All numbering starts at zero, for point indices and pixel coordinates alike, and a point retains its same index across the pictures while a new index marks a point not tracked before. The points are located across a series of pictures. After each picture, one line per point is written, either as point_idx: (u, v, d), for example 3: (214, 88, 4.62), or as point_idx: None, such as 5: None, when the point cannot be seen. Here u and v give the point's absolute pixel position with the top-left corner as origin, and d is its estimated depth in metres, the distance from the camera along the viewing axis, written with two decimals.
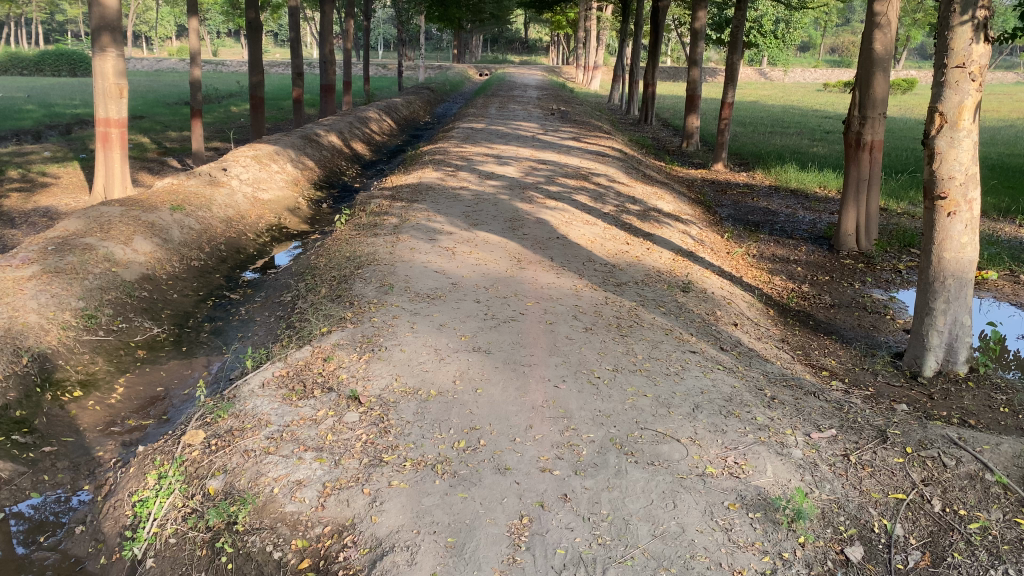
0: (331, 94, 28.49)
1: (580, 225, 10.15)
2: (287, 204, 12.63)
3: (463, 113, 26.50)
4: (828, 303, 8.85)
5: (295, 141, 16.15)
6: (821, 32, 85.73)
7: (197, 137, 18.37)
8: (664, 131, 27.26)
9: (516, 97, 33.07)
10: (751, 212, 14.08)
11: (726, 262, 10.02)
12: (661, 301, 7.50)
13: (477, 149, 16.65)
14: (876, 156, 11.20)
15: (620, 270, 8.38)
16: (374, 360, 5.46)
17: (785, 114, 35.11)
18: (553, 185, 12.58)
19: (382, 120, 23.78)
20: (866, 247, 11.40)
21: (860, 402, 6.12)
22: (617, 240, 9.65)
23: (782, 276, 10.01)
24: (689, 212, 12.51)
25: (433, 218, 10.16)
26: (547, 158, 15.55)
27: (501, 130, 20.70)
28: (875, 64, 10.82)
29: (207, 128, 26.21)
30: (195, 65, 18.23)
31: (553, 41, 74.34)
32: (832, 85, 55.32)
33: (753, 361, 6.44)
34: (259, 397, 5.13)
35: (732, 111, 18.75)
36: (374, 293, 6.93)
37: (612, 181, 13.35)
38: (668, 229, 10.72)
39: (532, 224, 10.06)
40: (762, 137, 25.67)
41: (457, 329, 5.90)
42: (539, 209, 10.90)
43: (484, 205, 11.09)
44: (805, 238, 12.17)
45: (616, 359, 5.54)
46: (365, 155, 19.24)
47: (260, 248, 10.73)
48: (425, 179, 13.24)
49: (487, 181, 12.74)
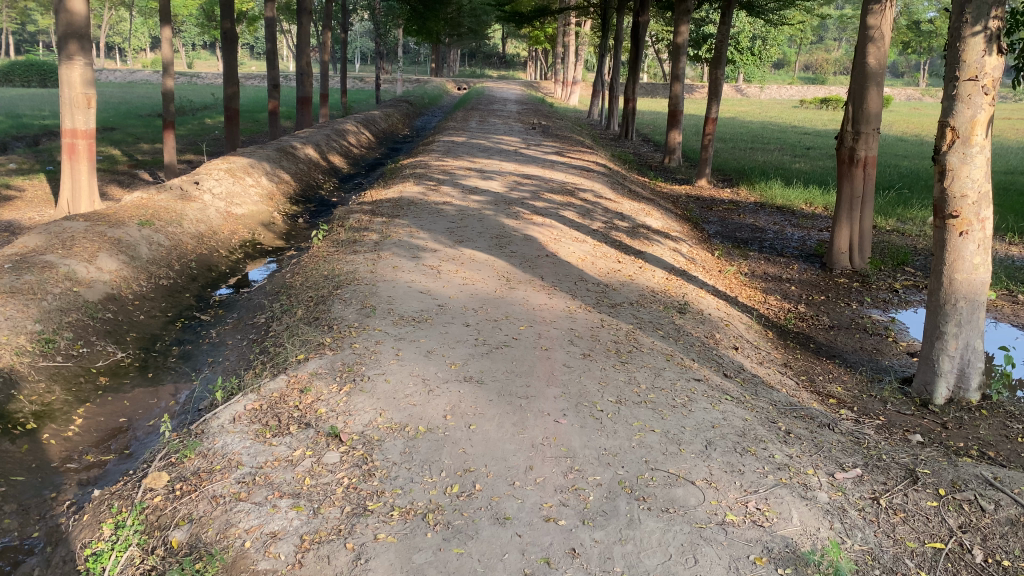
0: (308, 106, 28.01)
1: (569, 243, 9.77)
2: (262, 219, 12.16)
3: (442, 127, 26.11)
4: (827, 325, 8.53)
5: (271, 154, 15.67)
6: (796, 50, 86.56)
7: (169, 149, 17.82)
8: (645, 147, 27.05)
9: (496, 111, 32.81)
10: (739, 229, 13.79)
11: (721, 281, 9.68)
12: (657, 323, 7.14)
13: (459, 163, 16.26)
14: (869, 172, 10.94)
15: (613, 289, 8.01)
16: (356, 393, 5.03)
17: (764, 130, 35.14)
18: (538, 201, 12.21)
19: (360, 133, 23.33)
20: (860, 265, 11.12)
21: (874, 433, 5.76)
22: (608, 258, 9.29)
23: (777, 295, 9.68)
24: (678, 228, 12.19)
25: (416, 235, 9.73)
26: (531, 172, 15.19)
27: (482, 144, 20.34)
28: (868, 79, 10.58)
29: (180, 141, 25.62)
30: (167, 75, 17.72)
31: (531, 56, 74.37)
32: (808, 101, 55.64)
33: (759, 389, 6.07)
34: (229, 435, 4.68)
35: (716, 126, 18.53)
36: (355, 315, 6.50)
37: (598, 196, 13.01)
38: (659, 246, 10.39)
39: (519, 241, 9.67)
40: (744, 153, 25.52)
41: (445, 356, 5.48)
42: (525, 225, 10.51)
43: (468, 221, 10.69)
44: (795, 256, 11.88)
45: (619, 390, 5.14)
46: (342, 168, 18.78)
47: (232, 265, 10.23)
48: (406, 193, 12.82)
49: (471, 196, 12.35)
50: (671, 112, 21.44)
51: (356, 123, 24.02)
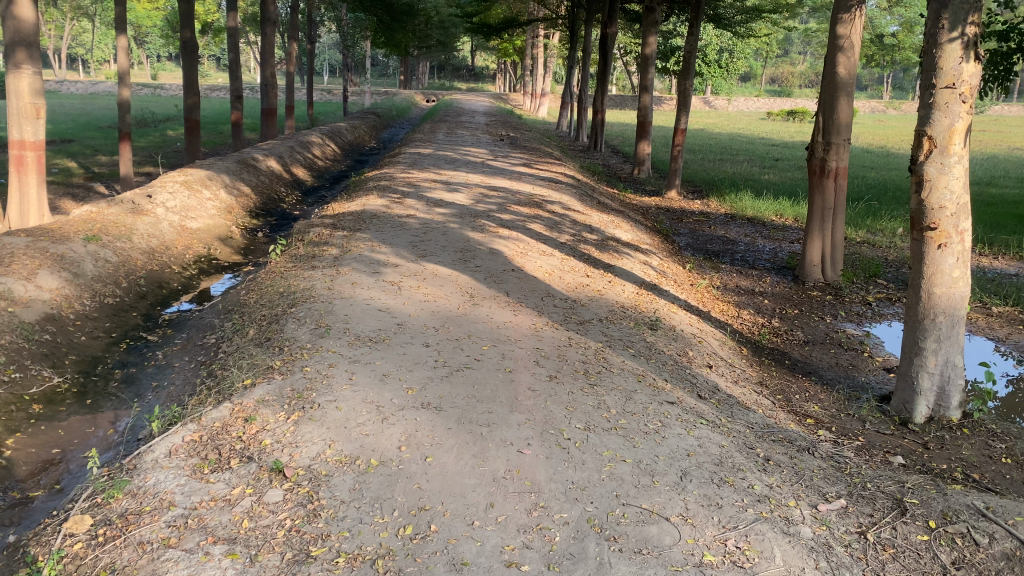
0: (273, 117, 27.51)
1: (536, 256, 9.46)
2: (219, 233, 11.70)
3: (410, 139, 25.78)
4: (801, 340, 8.29)
5: (230, 166, 15.20)
6: (762, 63, 87.41)
7: (126, 161, 17.28)
8: (615, 158, 26.91)
9: (464, 122, 32.52)
10: (710, 241, 13.59)
11: (693, 294, 9.42)
12: (628, 340, 6.84)
13: (425, 175, 15.91)
14: (840, 183, 10.77)
15: (582, 305, 7.70)
16: (304, 422, 4.65)
17: (732, 141, 35.27)
18: (505, 213, 11.90)
19: (325, 145, 22.90)
20: (833, 278, 10.94)
21: (854, 456, 5.49)
22: (576, 272, 8.99)
23: (749, 309, 9.44)
24: (648, 241, 11.95)
25: (377, 249, 9.36)
26: (498, 184, 14.90)
27: (449, 155, 20.02)
28: (838, 89, 10.42)
29: (140, 153, 24.99)
30: (123, 85, 17.19)
31: (501, 68, 74.29)
32: (775, 113, 56.04)
33: (734, 411, 5.78)
34: (163, 470, 4.27)
35: (685, 138, 18.39)
36: (309, 336, 6.12)
37: (566, 208, 12.73)
38: (628, 259, 10.12)
39: (485, 255, 9.34)
40: (713, 164, 25.45)
41: (402, 380, 5.12)
42: (491, 238, 10.20)
43: (432, 234, 10.34)
44: (767, 268, 11.68)
45: (588, 415, 4.81)
46: (306, 180, 18.34)
47: (185, 281, 9.78)
48: (369, 206, 12.45)
49: (436, 209, 12.01)
50: (639, 123, 21.28)
51: (321, 135, 23.59)
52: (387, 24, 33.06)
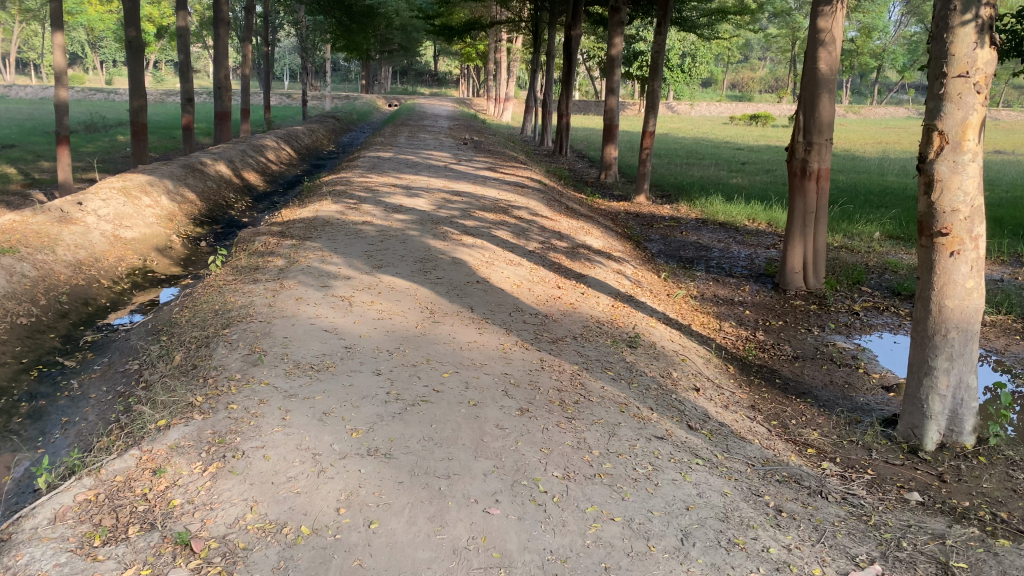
0: (227, 121, 26.44)
1: (502, 266, 8.70)
2: (158, 243, 10.75)
3: (369, 143, 24.88)
4: (790, 356, 7.62)
5: (174, 170, 14.22)
6: (723, 69, 87.71)
7: (63, 166, 16.18)
8: (581, 163, 26.28)
9: (427, 126, 31.69)
10: (683, 247, 12.94)
11: (671, 305, 8.72)
12: (606, 361, 6.10)
13: (383, 179, 15.08)
14: (823, 185, 10.16)
15: (553, 321, 6.95)
16: (224, 477, 3.84)
17: (697, 145, 35.00)
18: (468, 219, 11.13)
19: (280, 149, 21.93)
20: (815, 286, 10.32)
21: (867, 494, 4.80)
22: (545, 284, 8.24)
23: (731, 320, 8.78)
24: (620, 248, 11.26)
25: (328, 261, 8.53)
26: (461, 188, 14.12)
27: (410, 159, 19.19)
28: (820, 86, 9.83)
29: (84, 159, 23.76)
30: (60, 86, 16.09)
31: (464, 73, 73.49)
32: (738, 118, 55.97)
33: (730, 444, 5.06)
34: (41, 544, 3.40)
35: (654, 141, 17.78)
36: (240, 364, 5.30)
37: (533, 214, 11.99)
38: (601, 268, 9.41)
39: (446, 266, 8.56)
40: (680, 168, 24.92)
41: (346, 421, 4.32)
42: (453, 247, 9.41)
43: (388, 243, 9.52)
44: (746, 276, 11.06)
45: (567, 459, 4.06)
46: (257, 186, 17.38)
47: (115, 297, 8.84)
48: (321, 213, 11.59)
49: (394, 215, 11.19)
50: (606, 126, 20.66)
51: (276, 139, 22.62)
52: (346, 26, 32.16)
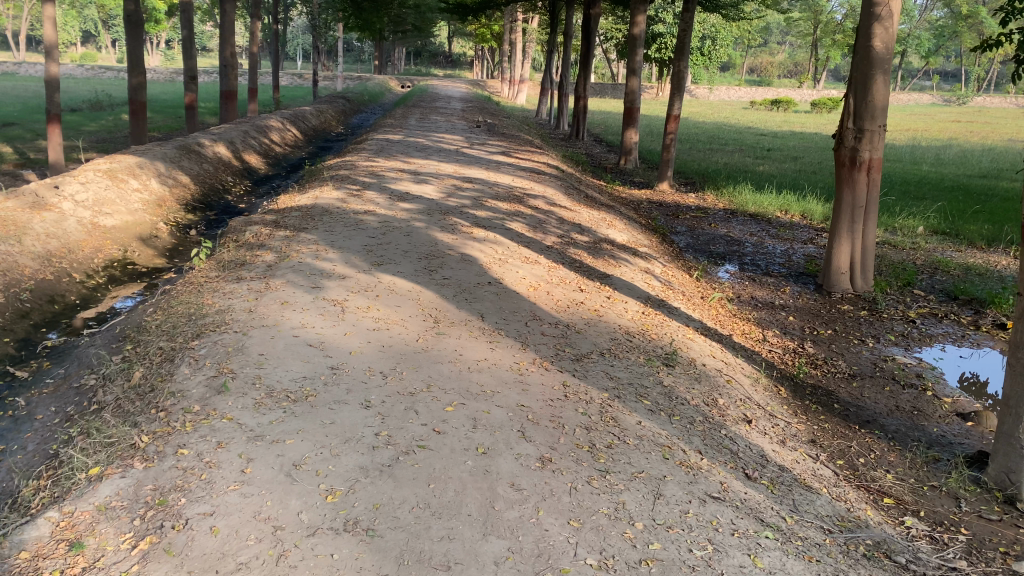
0: (233, 100, 25.53)
1: (517, 265, 7.75)
2: (142, 231, 9.85)
3: (379, 125, 23.93)
4: (846, 374, 6.66)
5: (167, 151, 13.30)
6: (742, 52, 85.96)
7: (55, 147, 15.32)
8: (598, 147, 25.23)
9: (439, 108, 30.67)
10: (712, 242, 11.96)
11: (706, 310, 7.75)
12: (640, 386, 5.17)
13: (390, 164, 14.15)
14: (874, 178, 9.13)
15: (576, 333, 6.01)
16: (157, 559, 2.92)
17: (719, 130, 33.89)
18: (480, 209, 10.18)
19: (286, 131, 21.01)
20: (863, 288, 9.30)
21: (969, 568, 3.88)
22: (566, 285, 7.29)
23: (774, 328, 7.82)
24: (645, 242, 10.29)
25: (322, 256, 7.60)
26: (473, 174, 13.17)
27: (420, 142, 18.24)
28: (874, 66, 8.80)
29: (84, 138, 22.91)
30: (50, 60, 15.17)
31: (478, 55, 72.14)
32: (759, 103, 54.49)
33: (797, 500, 4.13)
34: None
35: (679, 126, 16.76)
36: (202, 390, 4.39)
37: (551, 204, 11.03)
38: (626, 266, 8.45)
39: (454, 263, 7.62)
40: (702, 154, 23.84)
41: (322, 479, 3.41)
42: (462, 241, 8.47)
43: (390, 236, 8.59)
44: (785, 275, 10.09)
45: (603, 538, 3.14)
46: (259, 169, 16.47)
47: (87, 294, 7.95)
48: (321, 200, 10.67)
49: (399, 204, 10.26)
50: (627, 109, 19.62)
51: (281, 119, 21.70)
52: (357, 5, 31.11)
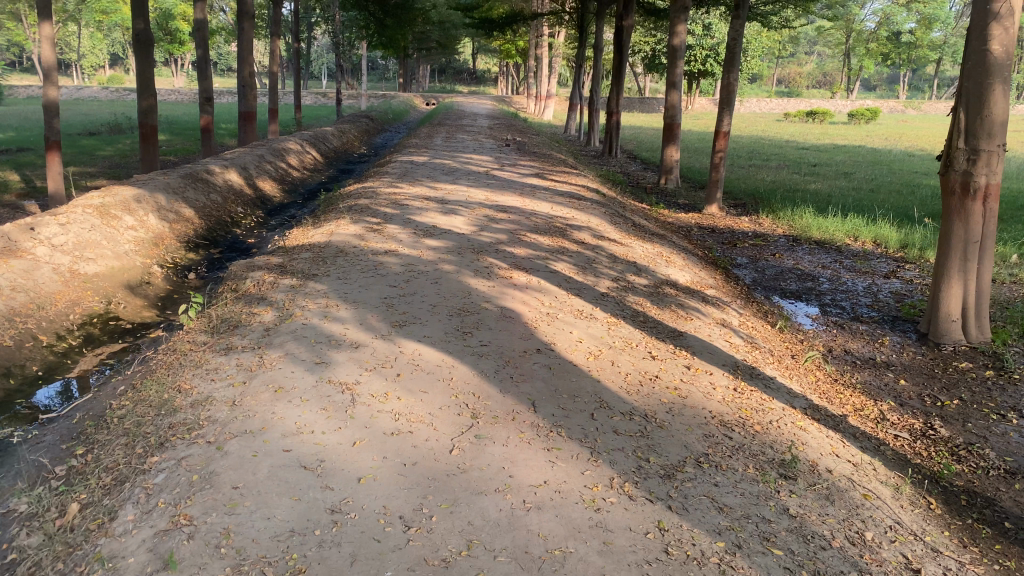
0: (251, 122, 24.45)
1: (570, 322, 6.34)
2: (131, 277, 8.55)
3: (402, 145, 22.76)
4: (1003, 468, 5.14)
5: (170, 180, 12.09)
6: (771, 63, 84.42)
7: (54, 176, 14.18)
8: (634, 165, 23.91)
9: (465, 126, 29.52)
10: (781, 277, 10.49)
11: (805, 379, 6.26)
12: (760, 522, 3.73)
13: (414, 190, 12.84)
14: (991, 207, 7.63)
15: (660, 430, 4.59)
16: None
17: (757, 144, 32.46)
18: (518, 246, 8.80)
19: (305, 153, 19.86)
20: (978, 338, 7.76)
21: None
22: (633, 351, 5.85)
23: (887, 398, 6.33)
24: (712, 282, 8.84)
25: (332, 315, 6.24)
26: (506, 202, 11.83)
27: (446, 164, 16.96)
28: (992, 75, 7.29)
29: (97, 164, 21.92)
30: (48, 83, 14.00)
31: (503, 71, 71.21)
32: (793, 114, 52.88)
33: None
34: None
35: (729, 143, 15.31)
36: (141, 562, 3.05)
37: (598, 237, 9.61)
38: (698, 317, 7.00)
39: (492, 322, 6.23)
40: (746, 171, 22.38)
41: None
42: (500, 290, 7.08)
43: (414, 284, 7.22)
44: (877, 320, 8.58)
45: None
46: (274, 196, 15.27)
47: (53, 361, 6.65)
48: (336, 237, 9.36)
49: (425, 241, 8.90)
50: (667, 124, 18.21)
51: (300, 141, 20.56)
52: (380, 21, 29.88)
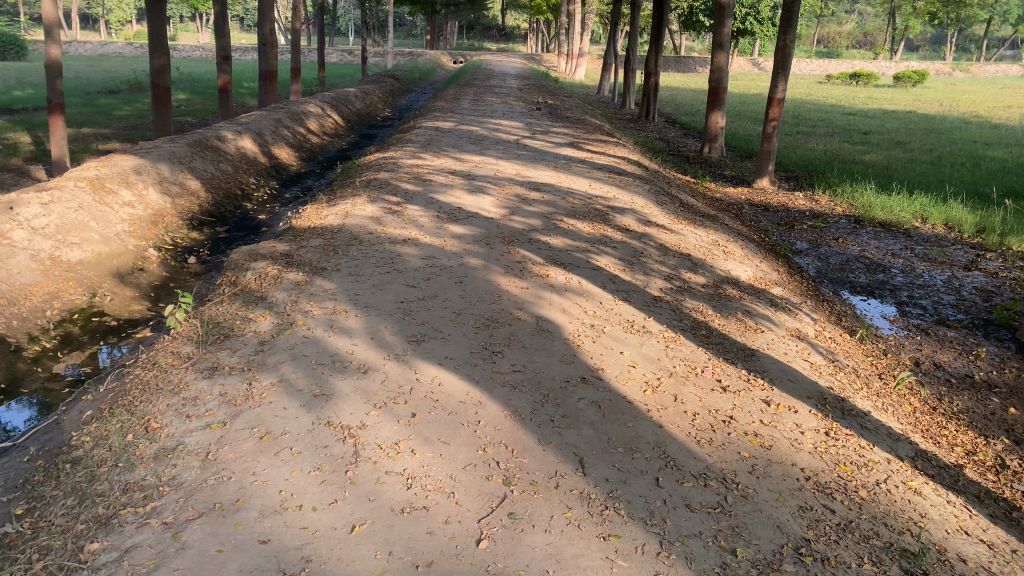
0: (272, 82, 23.41)
1: (621, 338, 5.33)
2: (121, 264, 7.66)
3: (429, 107, 21.68)
4: None
5: (176, 149, 11.16)
6: (811, 22, 81.52)
7: (58, 142, 13.32)
8: (672, 131, 22.66)
9: (494, 87, 28.31)
10: (847, 267, 9.41)
11: (902, 412, 5.23)
12: None
13: (440, 163, 11.82)
14: None
15: (745, 503, 3.60)
16: None
17: (801, 109, 30.91)
18: (556, 234, 7.79)
19: (326, 116, 18.87)
20: None
21: None
22: (698, 380, 4.84)
23: (998, 433, 5.29)
24: (775, 278, 7.78)
25: (339, 326, 5.28)
26: (540, 177, 10.79)
27: (475, 131, 15.90)
28: None
29: (112, 126, 21.07)
30: (49, 40, 13.02)
31: (533, 28, 69.47)
32: (835, 76, 50.85)
33: None
34: None
35: (782, 111, 14.07)
36: None
37: (645, 223, 8.57)
38: (769, 330, 5.97)
39: (527, 338, 5.24)
40: (793, 139, 21.06)
41: None
42: (536, 293, 6.08)
43: (436, 283, 6.24)
44: (967, 325, 7.50)
45: None
46: (291, 164, 14.34)
47: (21, 369, 5.80)
48: (351, 220, 8.38)
49: (449, 227, 7.90)
50: (713, 89, 16.93)
51: (321, 104, 19.56)
52: None
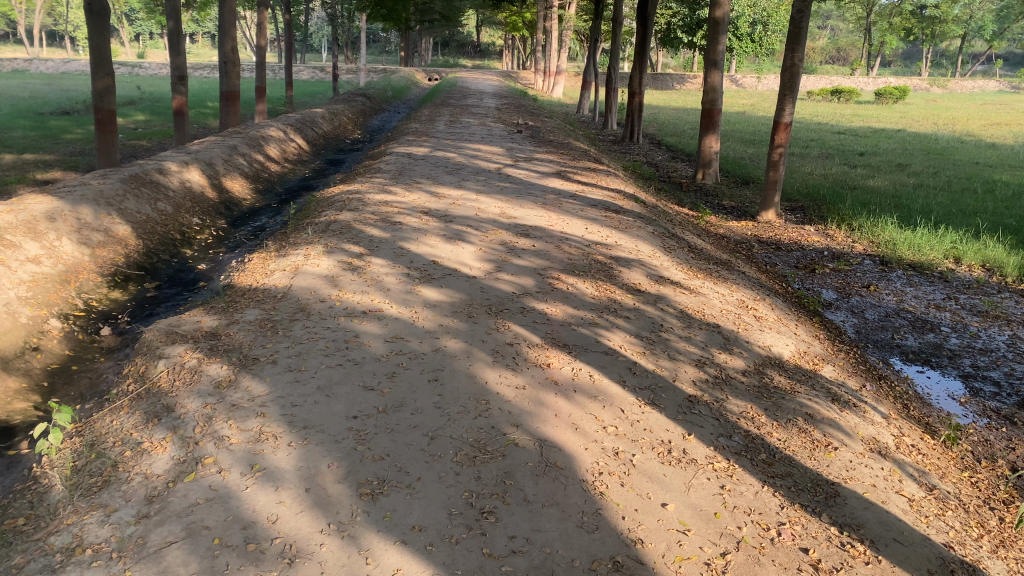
0: (234, 102, 21.78)
1: (658, 478, 3.83)
2: (6, 346, 6.07)
3: (401, 130, 20.22)
4: None
5: (104, 187, 9.58)
6: None
7: None
8: (659, 154, 21.36)
9: (470, 107, 26.92)
10: (890, 325, 8.03)
11: None
12: None
13: (411, 199, 10.32)
14: None
15: None
16: None
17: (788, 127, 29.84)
18: (554, 301, 6.31)
19: (289, 141, 17.35)
20: None
21: None
22: (778, 553, 3.37)
23: None
24: (820, 351, 6.35)
25: (263, 470, 3.73)
26: (527, 217, 9.33)
27: (451, 158, 14.44)
28: None
29: (56, 151, 19.32)
30: None
31: (509, 45, 68.45)
32: (815, 92, 50.20)
33: None
34: None
35: (790, 136, 12.63)
36: None
37: (658, 280, 7.13)
38: (843, 447, 4.50)
39: (529, 479, 3.74)
40: (787, 162, 19.84)
41: None
42: (535, 399, 4.57)
43: (403, 383, 4.72)
44: None
45: None
46: (245, 198, 12.79)
47: None
48: (301, 281, 6.83)
49: (421, 292, 6.40)
50: (707, 111, 15.59)
51: (282, 126, 18.02)
52: None
